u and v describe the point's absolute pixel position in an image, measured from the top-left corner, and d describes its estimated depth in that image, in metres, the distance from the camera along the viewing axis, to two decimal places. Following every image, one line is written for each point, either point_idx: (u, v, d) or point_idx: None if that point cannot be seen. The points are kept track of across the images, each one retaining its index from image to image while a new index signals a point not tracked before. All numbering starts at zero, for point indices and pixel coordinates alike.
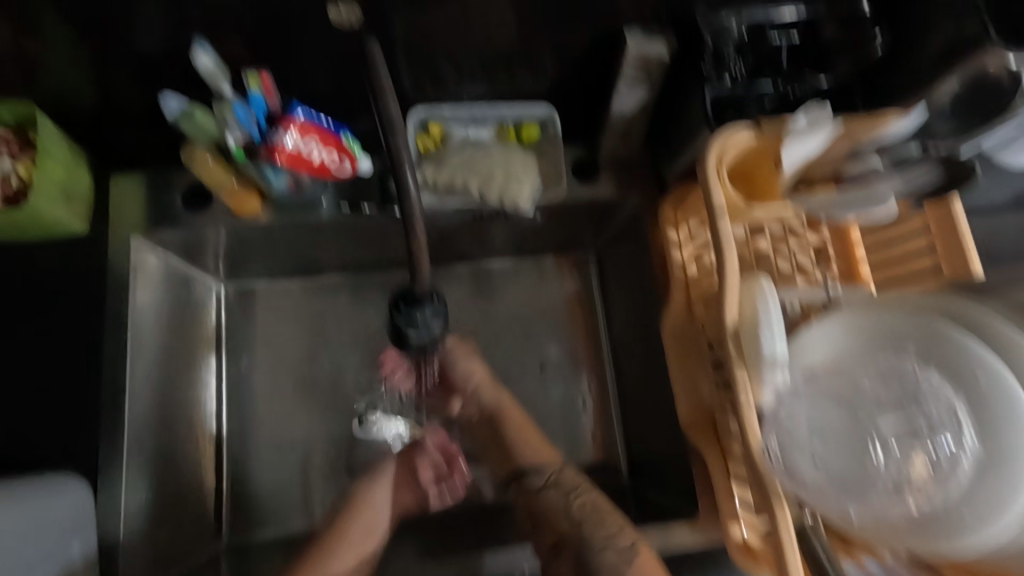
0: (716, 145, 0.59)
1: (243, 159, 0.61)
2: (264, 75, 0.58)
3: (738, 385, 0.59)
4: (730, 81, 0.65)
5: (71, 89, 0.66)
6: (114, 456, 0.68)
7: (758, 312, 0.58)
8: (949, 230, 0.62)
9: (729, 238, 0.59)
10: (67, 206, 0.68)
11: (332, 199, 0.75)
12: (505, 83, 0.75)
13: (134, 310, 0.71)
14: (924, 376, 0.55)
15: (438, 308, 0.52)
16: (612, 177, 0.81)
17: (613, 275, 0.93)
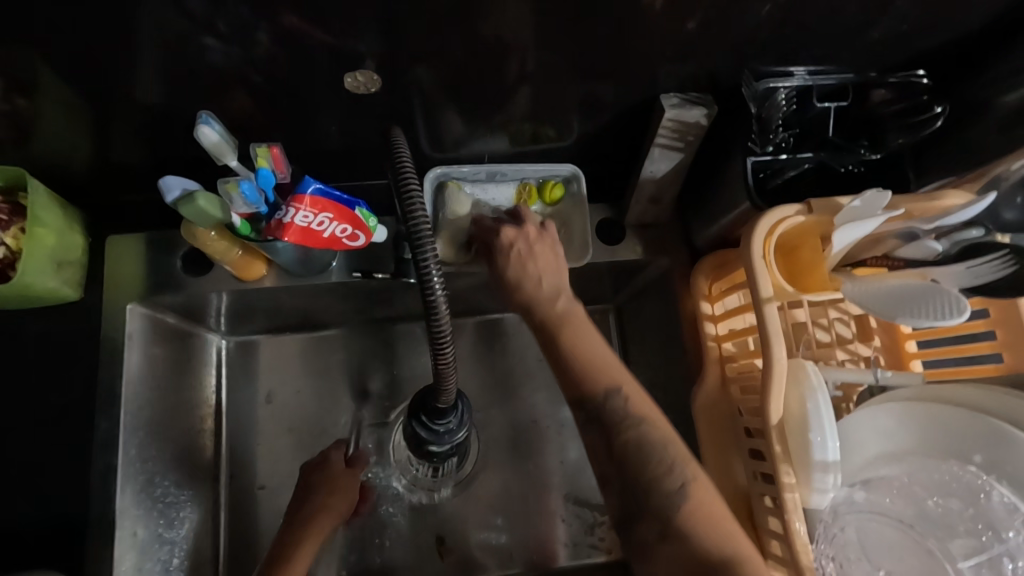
0: (764, 225, 0.55)
1: (249, 234, 0.56)
2: (275, 148, 0.53)
3: (783, 488, 0.54)
4: (773, 149, 0.61)
5: (68, 148, 0.62)
6: (105, 538, 0.63)
7: (806, 409, 0.54)
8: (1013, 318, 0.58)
9: (775, 324, 0.54)
10: (57, 274, 0.63)
11: (344, 264, 0.71)
12: (527, 139, 0.71)
13: (127, 382, 0.66)
14: (996, 496, 0.51)
15: (463, 413, 0.46)
16: (640, 240, 0.76)
17: (634, 334, 0.88)
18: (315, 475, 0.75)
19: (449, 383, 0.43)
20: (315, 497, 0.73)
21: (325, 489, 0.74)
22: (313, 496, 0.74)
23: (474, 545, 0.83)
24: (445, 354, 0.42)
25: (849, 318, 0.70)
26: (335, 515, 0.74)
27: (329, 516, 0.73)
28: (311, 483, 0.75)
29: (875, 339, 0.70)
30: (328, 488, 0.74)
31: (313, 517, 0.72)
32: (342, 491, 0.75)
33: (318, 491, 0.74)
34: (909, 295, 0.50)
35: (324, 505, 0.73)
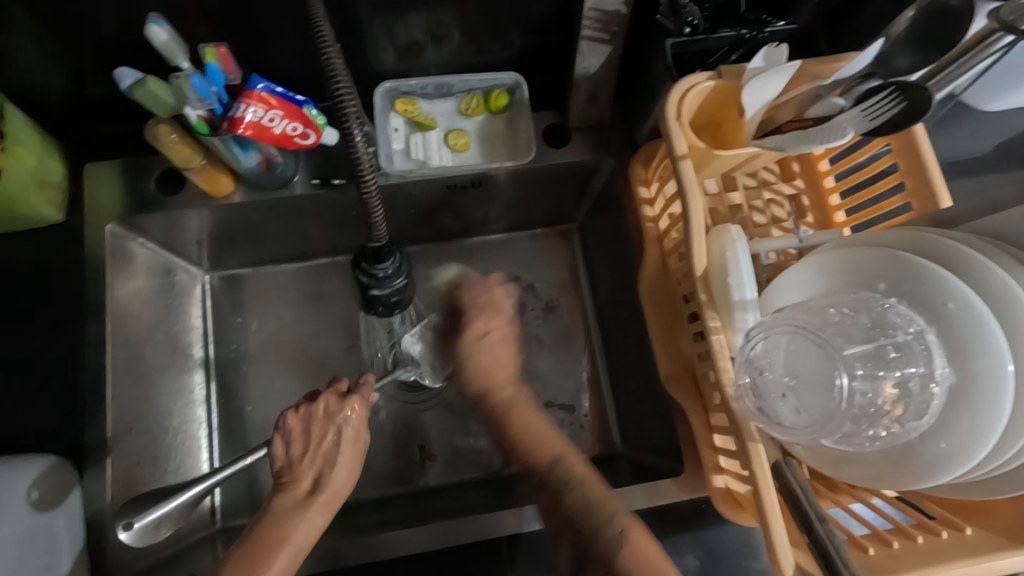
0: (676, 93, 0.59)
1: (206, 132, 0.62)
2: (222, 48, 0.58)
3: (710, 331, 0.59)
4: (689, 30, 0.64)
5: (42, 83, 0.67)
6: (98, 434, 0.69)
7: (726, 257, 0.58)
8: (916, 164, 0.62)
9: (691, 180, 0.58)
10: (38, 192, 0.69)
11: (305, 177, 0.77)
12: (469, 51, 0.75)
13: (112, 297, 0.72)
14: (891, 306, 0.54)
15: (400, 262, 0.53)
16: (585, 142, 0.82)
17: (595, 245, 0.92)
18: (325, 424, 0.69)
19: (379, 226, 0.49)
20: (326, 462, 0.67)
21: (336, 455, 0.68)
22: (329, 448, 0.68)
23: (459, 448, 0.88)
24: (367, 187, 0.46)
25: (782, 199, 0.74)
26: (344, 475, 0.68)
27: (339, 485, 0.67)
28: (325, 428, 0.69)
29: (809, 217, 0.72)
30: (342, 445, 0.68)
31: (323, 482, 0.66)
32: (352, 459, 0.69)
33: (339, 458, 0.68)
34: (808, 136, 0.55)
35: (338, 470, 0.67)
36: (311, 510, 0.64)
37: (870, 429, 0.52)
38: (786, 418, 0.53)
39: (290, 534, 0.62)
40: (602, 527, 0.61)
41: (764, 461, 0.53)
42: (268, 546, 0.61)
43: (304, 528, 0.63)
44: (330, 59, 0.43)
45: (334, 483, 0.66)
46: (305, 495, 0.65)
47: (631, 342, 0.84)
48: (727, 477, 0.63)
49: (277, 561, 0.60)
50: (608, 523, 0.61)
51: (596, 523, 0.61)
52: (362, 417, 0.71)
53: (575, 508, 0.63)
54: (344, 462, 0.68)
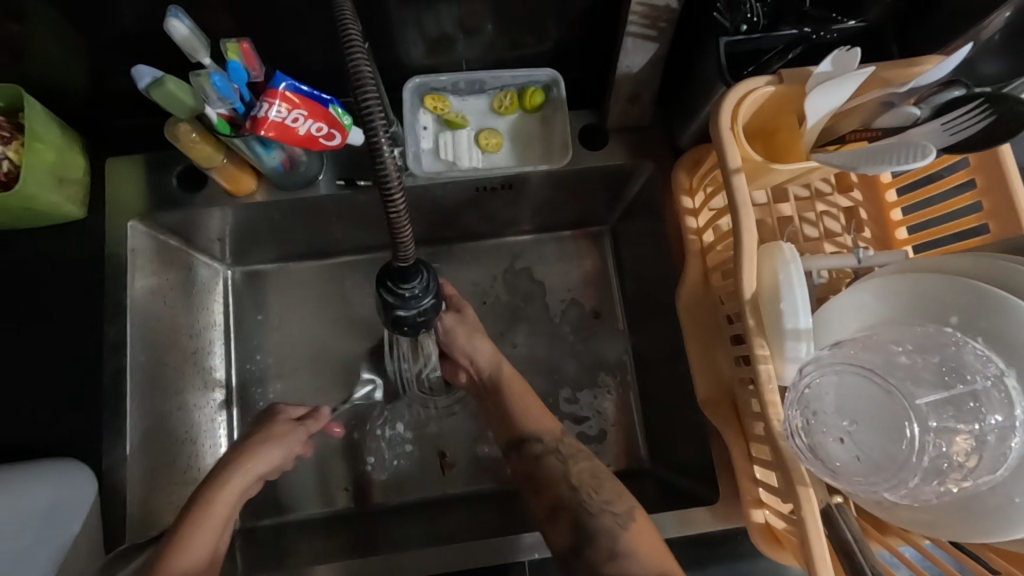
0: (731, 99, 0.54)
1: (227, 132, 0.59)
2: (244, 44, 0.55)
3: (757, 360, 0.54)
4: (746, 27, 0.59)
5: (62, 76, 0.65)
6: (118, 437, 0.67)
7: (778, 279, 0.53)
8: (998, 183, 0.56)
9: (745, 196, 0.53)
10: (59, 189, 0.67)
11: (330, 176, 0.74)
12: (502, 45, 0.71)
13: (132, 297, 0.71)
14: (967, 345, 0.49)
15: (426, 280, 0.49)
16: (622, 143, 0.77)
17: (628, 250, 0.88)
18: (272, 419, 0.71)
19: (407, 246, 0.45)
20: (253, 441, 0.68)
21: (262, 439, 0.69)
22: (262, 434, 0.69)
23: (481, 456, 0.85)
24: (395, 204, 0.42)
25: (837, 211, 0.68)
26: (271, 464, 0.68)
27: (260, 466, 0.67)
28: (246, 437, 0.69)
29: (867, 232, 0.67)
30: (279, 430, 0.70)
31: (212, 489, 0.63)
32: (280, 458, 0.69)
33: (265, 444, 0.68)
34: (882, 151, 0.49)
35: (238, 469, 0.66)
36: (231, 476, 0.65)
37: (939, 484, 0.47)
38: (840, 461, 0.48)
39: (209, 511, 0.62)
40: (608, 502, 0.67)
41: (815, 507, 0.49)
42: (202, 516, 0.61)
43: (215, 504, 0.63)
44: (356, 62, 0.39)
45: (252, 464, 0.67)
46: (216, 472, 0.66)
47: (664, 356, 0.80)
48: (767, 512, 0.59)
49: (200, 535, 0.60)
50: (614, 501, 0.66)
51: (610, 504, 0.66)
52: (285, 431, 0.70)
53: (585, 475, 0.70)
54: (276, 452, 0.68)
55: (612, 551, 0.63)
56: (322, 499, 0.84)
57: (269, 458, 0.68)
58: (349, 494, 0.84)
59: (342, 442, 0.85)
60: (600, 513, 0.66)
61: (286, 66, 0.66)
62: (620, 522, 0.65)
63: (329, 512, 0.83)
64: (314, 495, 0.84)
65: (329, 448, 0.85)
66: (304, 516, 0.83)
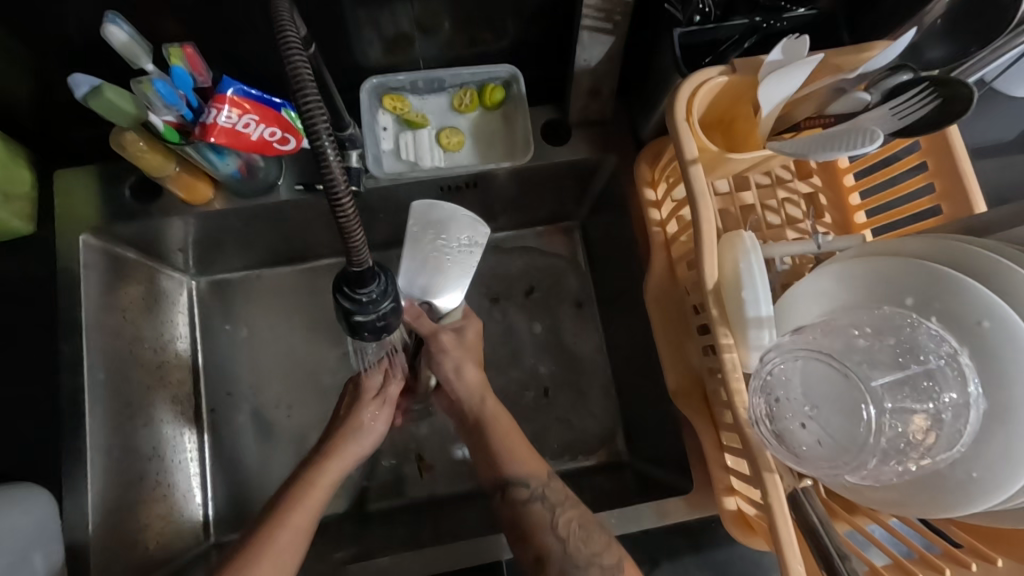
0: (685, 90, 0.54)
1: (176, 139, 0.58)
2: (188, 48, 0.53)
3: (722, 349, 0.54)
4: (699, 19, 0.59)
5: (1, 88, 0.63)
6: (79, 457, 0.65)
7: (738, 269, 0.53)
8: (948, 165, 0.57)
9: (703, 186, 0.53)
10: (4, 205, 0.65)
11: (290, 181, 0.72)
12: (460, 42, 0.70)
13: (88, 313, 0.68)
14: (922, 325, 0.49)
15: (384, 283, 0.48)
16: (587, 138, 0.77)
17: (598, 244, 0.88)
18: (360, 393, 0.72)
19: (361, 250, 0.44)
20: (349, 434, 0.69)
21: (356, 433, 0.69)
22: (355, 411, 0.71)
23: (460, 458, 0.85)
24: (344, 210, 0.40)
25: (798, 198, 0.69)
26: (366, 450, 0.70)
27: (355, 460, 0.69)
28: (348, 412, 0.72)
29: (827, 218, 0.68)
30: (369, 408, 0.71)
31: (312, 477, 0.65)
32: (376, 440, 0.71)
33: (360, 430, 0.70)
34: (833, 138, 0.50)
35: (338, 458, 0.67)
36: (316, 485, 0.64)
37: (897, 463, 0.48)
38: (804, 445, 0.49)
39: (309, 494, 0.64)
40: (597, 555, 0.62)
41: (781, 493, 0.50)
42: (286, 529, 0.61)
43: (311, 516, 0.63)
44: (295, 65, 0.37)
45: (344, 459, 0.68)
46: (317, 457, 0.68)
47: (637, 348, 0.80)
48: (739, 499, 0.60)
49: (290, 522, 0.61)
50: (603, 553, 0.62)
51: (593, 549, 0.62)
52: (384, 408, 0.72)
53: (573, 525, 0.64)
54: (367, 441, 0.70)
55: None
56: None
57: (366, 434, 0.70)
58: (328, 503, 0.83)
59: None
60: (588, 566, 0.61)
61: (238, 70, 0.65)
62: (609, 575, 0.60)
63: None
64: None
65: None
66: None
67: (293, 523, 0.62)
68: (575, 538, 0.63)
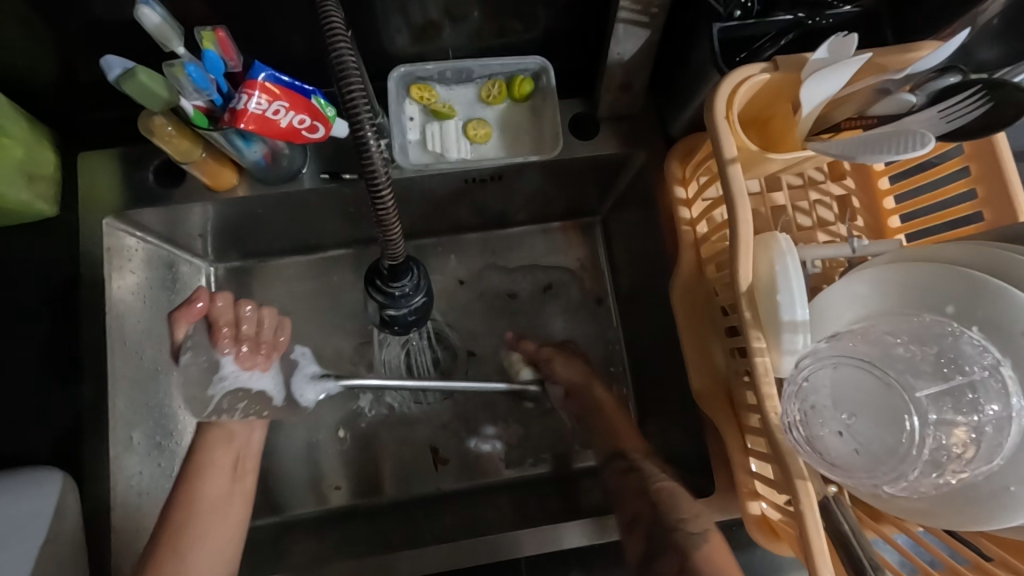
0: (726, 86, 0.53)
1: (205, 125, 0.57)
2: (220, 32, 0.52)
3: (754, 353, 0.53)
4: (740, 13, 0.57)
5: (26, 68, 0.62)
6: (99, 443, 0.65)
7: (775, 271, 0.52)
8: (993, 171, 0.56)
9: (740, 184, 0.52)
10: (29, 186, 0.64)
11: (314, 170, 0.71)
12: (490, 32, 0.69)
13: (110, 297, 0.68)
14: (964, 335, 0.48)
15: (417, 277, 0.47)
16: (614, 133, 0.76)
17: (619, 241, 0.87)
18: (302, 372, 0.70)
19: (396, 242, 0.43)
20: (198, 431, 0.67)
21: (223, 433, 0.67)
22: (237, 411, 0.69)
23: (474, 451, 0.85)
24: (384, 201, 0.40)
25: (830, 200, 0.68)
26: (252, 448, 0.69)
27: (241, 452, 0.68)
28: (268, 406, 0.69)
29: (859, 221, 0.66)
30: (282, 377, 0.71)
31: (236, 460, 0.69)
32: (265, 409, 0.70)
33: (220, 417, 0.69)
34: (878, 140, 0.49)
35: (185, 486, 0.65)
36: (211, 473, 0.66)
37: (936, 476, 0.47)
38: (838, 454, 0.48)
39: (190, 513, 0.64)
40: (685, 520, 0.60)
41: (814, 502, 0.48)
42: (197, 517, 0.64)
43: (224, 504, 0.66)
44: (339, 52, 0.37)
45: (220, 453, 0.67)
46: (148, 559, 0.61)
47: (657, 347, 0.80)
48: (764, 504, 0.59)
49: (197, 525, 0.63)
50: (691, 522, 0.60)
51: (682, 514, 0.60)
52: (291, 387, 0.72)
53: (663, 494, 0.63)
54: (247, 435, 0.69)
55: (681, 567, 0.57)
56: (312, 498, 0.82)
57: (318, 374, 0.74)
58: (341, 492, 0.83)
59: (333, 439, 0.84)
60: (675, 530, 0.59)
61: (266, 55, 0.64)
62: (697, 541, 0.58)
63: (320, 511, 0.82)
64: (304, 494, 0.82)
65: (319, 447, 0.84)
66: (296, 516, 0.81)
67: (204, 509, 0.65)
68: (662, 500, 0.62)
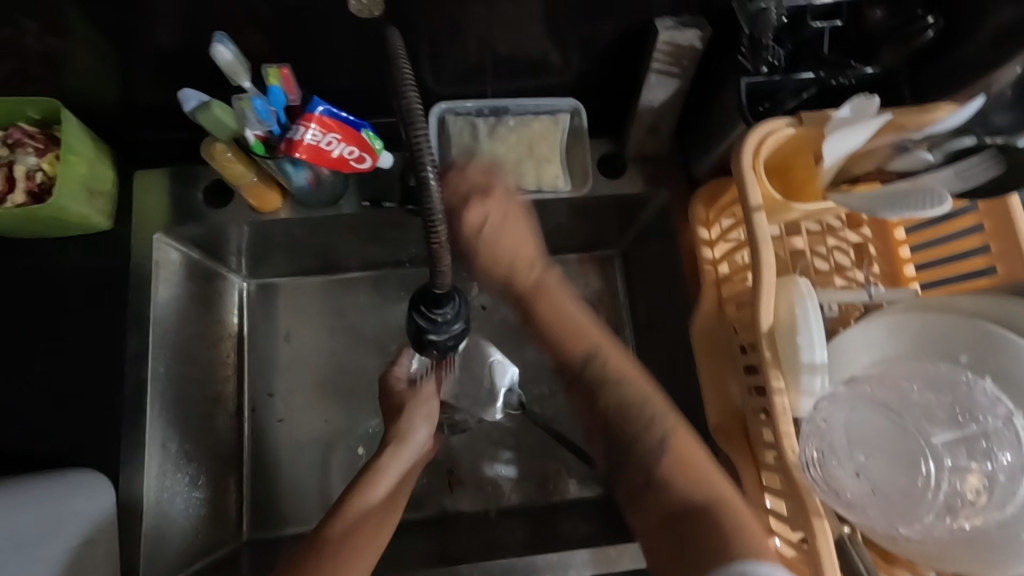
0: (751, 138, 0.57)
1: (262, 153, 0.61)
2: (284, 69, 0.57)
3: (773, 393, 0.54)
4: (767, 70, 0.61)
5: (95, 91, 0.66)
6: (135, 449, 0.68)
7: (795, 315, 0.54)
8: (1006, 229, 0.58)
9: (763, 229, 0.55)
10: (89, 200, 0.68)
11: (354, 195, 0.75)
12: (528, 74, 0.73)
13: (155, 307, 0.71)
14: (977, 384, 0.50)
15: (459, 305, 0.50)
16: (640, 173, 0.79)
17: (638, 275, 0.90)
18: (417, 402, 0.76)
19: (445, 273, 0.46)
20: (390, 447, 0.73)
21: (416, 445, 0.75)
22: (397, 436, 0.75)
23: (488, 474, 0.86)
24: (439, 234, 0.42)
25: (847, 246, 0.70)
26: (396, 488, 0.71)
27: (404, 471, 0.73)
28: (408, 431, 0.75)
29: (876, 268, 0.69)
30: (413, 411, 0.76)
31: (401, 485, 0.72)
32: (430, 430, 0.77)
33: (405, 434, 0.75)
34: (898, 195, 0.52)
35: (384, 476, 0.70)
36: (386, 476, 0.71)
37: (951, 521, 0.49)
38: (856, 494, 0.50)
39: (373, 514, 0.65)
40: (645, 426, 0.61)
41: (830, 539, 0.50)
42: (368, 514, 0.65)
43: (392, 506, 0.68)
44: (409, 98, 0.39)
45: (394, 464, 0.72)
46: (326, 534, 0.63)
47: (674, 382, 0.82)
48: (778, 541, 0.60)
49: (372, 520, 0.65)
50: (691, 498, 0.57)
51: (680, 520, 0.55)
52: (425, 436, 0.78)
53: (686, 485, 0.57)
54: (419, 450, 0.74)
55: (646, 481, 0.59)
56: None
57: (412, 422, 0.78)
58: None
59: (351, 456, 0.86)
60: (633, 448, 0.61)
61: (318, 88, 0.68)
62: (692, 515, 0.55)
63: None
64: None
65: None
66: None
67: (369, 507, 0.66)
68: (617, 425, 0.62)
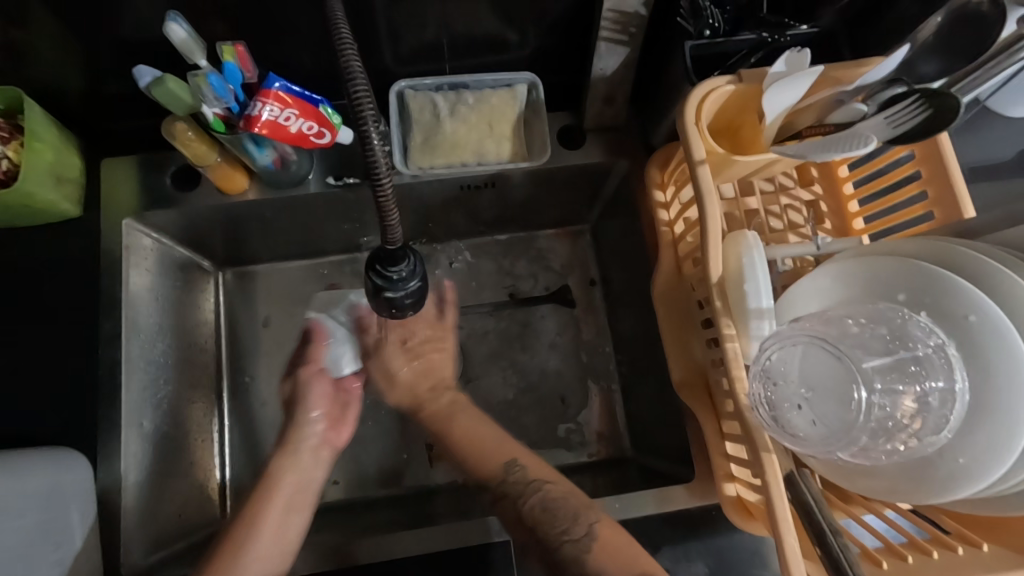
0: (693, 97, 0.58)
1: (223, 130, 0.63)
2: (239, 46, 0.59)
3: (724, 339, 0.57)
4: (708, 33, 0.63)
5: (59, 81, 0.68)
6: (112, 429, 0.69)
7: (742, 263, 0.57)
8: (940, 175, 0.61)
9: (707, 181, 0.57)
10: (56, 187, 0.70)
11: (320, 175, 0.77)
12: (483, 49, 0.75)
13: (128, 290, 0.72)
14: (912, 318, 0.53)
15: (414, 263, 0.52)
16: (600, 143, 0.81)
17: (606, 246, 0.92)
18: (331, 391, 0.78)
19: (394, 231, 0.48)
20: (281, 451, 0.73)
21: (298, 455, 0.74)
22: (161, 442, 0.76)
23: None
24: (384, 191, 0.45)
25: (800, 204, 0.73)
26: (305, 482, 0.72)
27: (302, 482, 0.72)
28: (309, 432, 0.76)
29: (827, 223, 0.71)
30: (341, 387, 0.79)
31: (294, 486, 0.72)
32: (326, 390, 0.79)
33: (297, 444, 0.75)
34: (832, 141, 0.54)
35: (282, 485, 0.71)
36: (279, 490, 0.70)
37: (887, 443, 0.51)
38: (799, 428, 0.52)
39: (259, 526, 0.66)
40: (564, 524, 0.66)
41: (778, 471, 0.53)
42: (247, 532, 0.66)
43: (286, 513, 0.69)
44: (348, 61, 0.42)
45: (289, 473, 0.72)
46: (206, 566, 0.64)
47: (643, 347, 0.84)
48: (738, 486, 0.62)
49: (260, 536, 0.65)
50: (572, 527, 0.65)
51: (560, 526, 0.65)
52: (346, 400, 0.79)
53: (536, 511, 0.67)
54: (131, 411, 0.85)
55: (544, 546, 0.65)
56: None
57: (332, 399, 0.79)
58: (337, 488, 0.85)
59: None
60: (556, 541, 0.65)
61: (278, 69, 0.70)
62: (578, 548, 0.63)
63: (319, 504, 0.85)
64: None
65: None
66: None
67: (257, 524, 0.66)
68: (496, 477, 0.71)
